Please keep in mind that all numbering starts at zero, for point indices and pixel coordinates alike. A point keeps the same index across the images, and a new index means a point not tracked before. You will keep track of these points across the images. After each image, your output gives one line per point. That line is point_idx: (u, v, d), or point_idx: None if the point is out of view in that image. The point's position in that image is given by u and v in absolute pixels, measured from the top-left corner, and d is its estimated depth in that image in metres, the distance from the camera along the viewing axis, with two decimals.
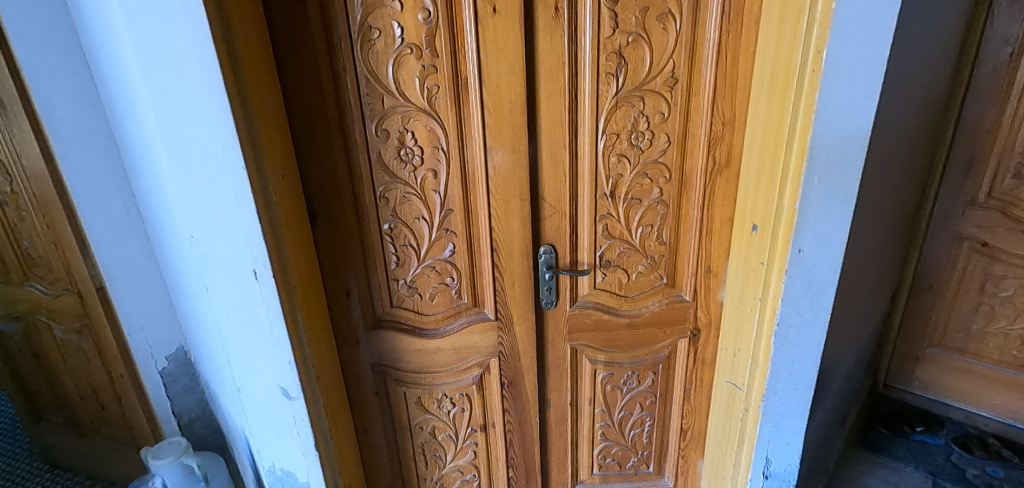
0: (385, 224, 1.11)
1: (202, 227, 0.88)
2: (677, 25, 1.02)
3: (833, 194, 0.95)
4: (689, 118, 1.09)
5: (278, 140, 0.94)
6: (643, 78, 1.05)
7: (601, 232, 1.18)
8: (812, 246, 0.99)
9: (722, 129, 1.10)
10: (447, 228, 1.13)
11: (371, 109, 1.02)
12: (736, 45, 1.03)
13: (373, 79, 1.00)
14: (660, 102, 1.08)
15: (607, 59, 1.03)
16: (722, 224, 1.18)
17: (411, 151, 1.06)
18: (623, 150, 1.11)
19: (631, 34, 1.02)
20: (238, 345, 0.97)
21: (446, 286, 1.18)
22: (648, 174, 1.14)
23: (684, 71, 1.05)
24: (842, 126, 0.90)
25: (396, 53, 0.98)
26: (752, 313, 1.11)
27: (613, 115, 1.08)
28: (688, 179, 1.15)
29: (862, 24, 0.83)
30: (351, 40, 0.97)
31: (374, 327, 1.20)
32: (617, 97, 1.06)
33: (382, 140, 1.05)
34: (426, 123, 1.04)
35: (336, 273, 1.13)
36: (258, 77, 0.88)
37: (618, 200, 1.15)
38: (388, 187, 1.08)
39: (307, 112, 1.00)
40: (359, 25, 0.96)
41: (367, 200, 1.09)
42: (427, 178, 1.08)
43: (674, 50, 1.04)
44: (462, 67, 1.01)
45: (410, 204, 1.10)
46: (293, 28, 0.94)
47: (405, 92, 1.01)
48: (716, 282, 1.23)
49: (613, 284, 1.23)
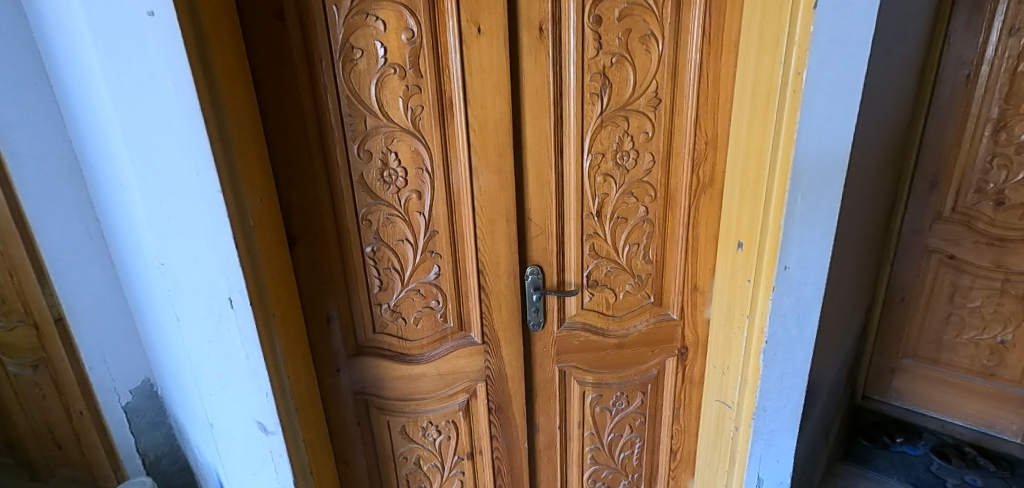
0: (368, 247, 1.08)
1: (174, 254, 0.83)
2: (660, 46, 1.03)
3: (816, 211, 0.96)
4: (673, 138, 1.10)
5: (256, 163, 0.91)
6: (628, 98, 1.06)
7: (587, 252, 1.17)
8: (797, 263, 1.00)
9: (705, 148, 1.11)
10: (432, 250, 1.10)
11: (353, 129, 1.00)
12: (717, 66, 1.05)
13: (355, 99, 0.98)
14: (645, 122, 1.08)
15: (592, 80, 1.04)
16: (706, 242, 1.18)
17: (395, 173, 1.03)
18: (609, 169, 1.11)
19: (615, 55, 1.03)
20: (211, 379, 0.91)
21: (431, 310, 1.15)
22: (634, 193, 1.14)
23: (667, 91, 1.07)
24: (823, 145, 0.92)
25: (379, 73, 0.97)
26: (739, 330, 1.12)
27: (599, 134, 1.08)
28: (673, 198, 1.15)
29: (837, 47, 0.86)
30: (332, 59, 0.95)
31: (355, 354, 1.16)
32: (602, 117, 1.07)
33: (365, 162, 1.02)
34: (410, 144, 1.02)
35: (317, 299, 1.09)
36: (235, 98, 0.85)
37: (604, 219, 1.15)
38: (371, 209, 1.05)
39: (287, 133, 0.97)
40: (340, 44, 0.94)
41: (349, 223, 1.06)
42: (411, 199, 1.06)
43: (657, 71, 1.05)
44: (447, 87, 1.00)
45: (394, 226, 1.07)
46: (271, 47, 0.91)
47: (388, 112, 1.00)
48: (702, 299, 1.23)
49: (601, 304, 1.22)
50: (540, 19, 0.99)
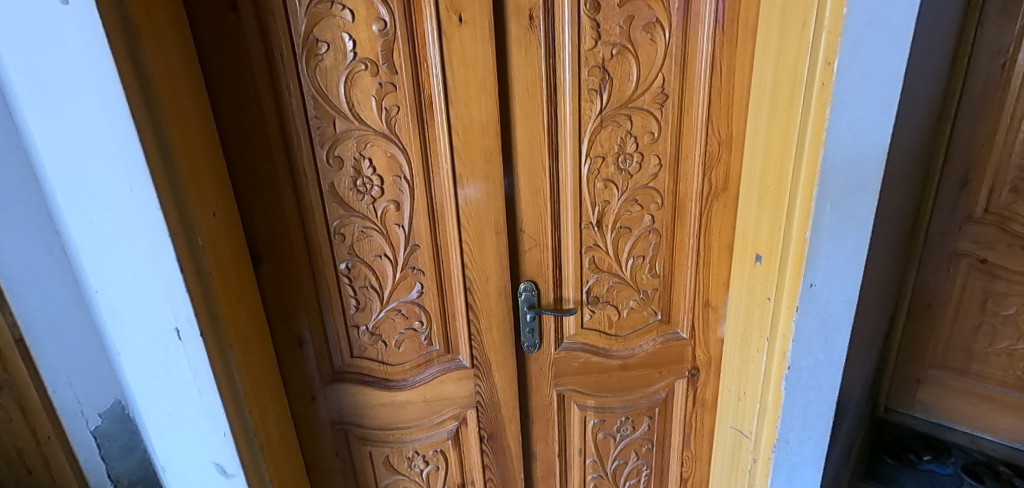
0: (342, 264, 0.97)
1: (109, 280, 0.72)
2: (667, 35, 0.91)
3: (846, 221, 0.84)
4: (682, 139, 0.98)
5: (207, 174, 0.80)
6: (630, 95, 0.94)
7: (587, 266, 1.06)
8: (825, 279, 0.88)
9: (717, 149, 0.99)
10: (414, 266, 0.99)
11: (320, 134, 0.89)
12: (732, 57, 0.93)
13: (322, 99, 0.87)
14: (650, 121, 0.96)
15: (590, 74, 0.92)
16: (720, 253, 1.07)
17: (369, 181, 0.92)
18: (610, 174, 0.99)
19: (615, 46, 0.91)
20: (161, 418, 0.81)
21: (414, 332, 1.04)
22: (638, 200, 1.02)
23: (675, 87, 0.95)
24: (856, 145, 0.80)
25: (348, 71, 0.86)
26: (758, 353, 1.00)
27: (598, 136, 0.96)
28: (682, 205, 1.03)
29: (876, 32, 0.73)
30: (294, 54, 0.84)
31: (332, 381, 1.05)
32: (601, 116, 0.95)
33: (335, 170, 0.91)
34: (386, 148, 0.91)
35: (287, 321, 0.99)
36: (179, 100, 0.73)
37: (606, 229, 1.03)
38: (344, 222, 0.94)
39: (246, 139, 0.86)
40: (302, 36, 0.83)
41: (320, 237, 0.95)
42: (389, 210, 0.95)
43: (663, 63, 0.93)
44: (426, 84, 0.88)
45: (370, 241, 0.96)
46: (224, 42, 0.81)
47: (360, 114, 0.88)
48: (715, 316, 1.12)
49: (603, 323, 1.11)
50: (530, 6, 0.87)
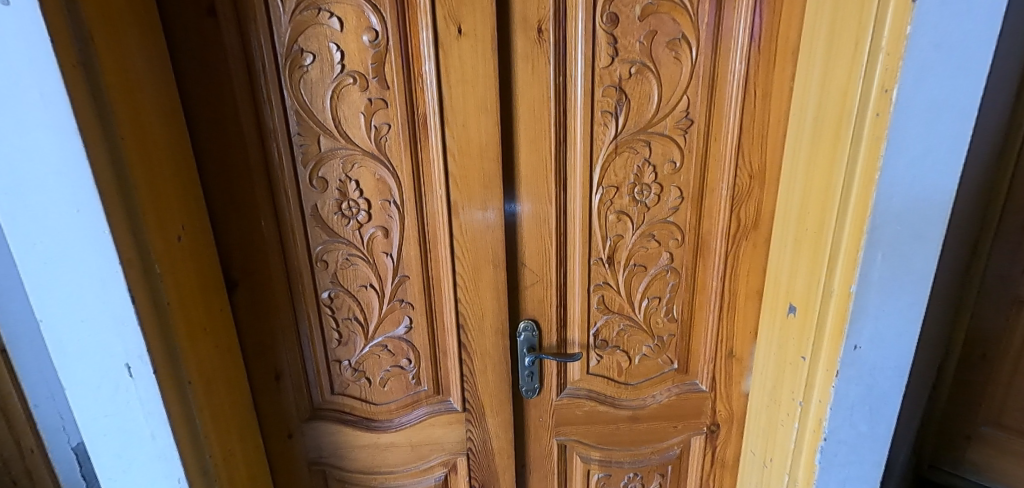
0: (325, 293, 0.89)
1: (54, 310, 0.65)
2: (694, 53, 0.81)
3: (900, 276, 0.71)
4: (708, 169, 0.87)
5: (174, 193, 0.73)
6: (649, 119, 0.84)
7: (595, 306, 0.95)
8: (872, 341, 0.75)
9: (748, 183, 0.87)
10: (402, 299, 0.90)
11: (303, 152, 0.81)
12: (768, 80, 0.81)
13: (305, 114, 0.79)
14: (672, 149, 0.86)
15: (604, 95, 0.82)
16: (747, 299, 0.94)
17: (356, 206, 0.84)
18: (624, 205, 0.88)
19: (634, 65, 0.81)
20: (109, 460, 0.73)
21: (400, 370, 0.95)
22: (656, 235, 0.91)
23: (701, 112, 0.84)
24: (918, 187, 0.67)
25: (335, 85, 0.78)
26: (788, 418, 0.87)
27: (611, 163, 0.86)
28: (704, 244, 0.92)
29: (945, 56, 0.61)
30: (277, 66, 0.76)
31: (310, 418, 0.96)
32: (616, 141, 0.85)
33: (319, 192, 0.83)
34: (375, 170, 0.82)
35: (263, 353, 0.91)
36: (141, 113, 0.66)
37: (617, 266, 0.92)
38: (327, 248, 0.86)
39: (223, 156, 0.79)
40: (285, 46, 0.76)
41: (301, 264, 0.87)
42: (376, 237, 0.86)
43: (688, 84, 0.82)
44: (420, 102, 0.80)
45: (355, 270, 0.88)
46: (202, 52, 0.74)
47: (348, 132, 0.81)
48: (739, 368, 0.99)
49: (611, 369, 0.99)
50: (538, 18, 0.78)
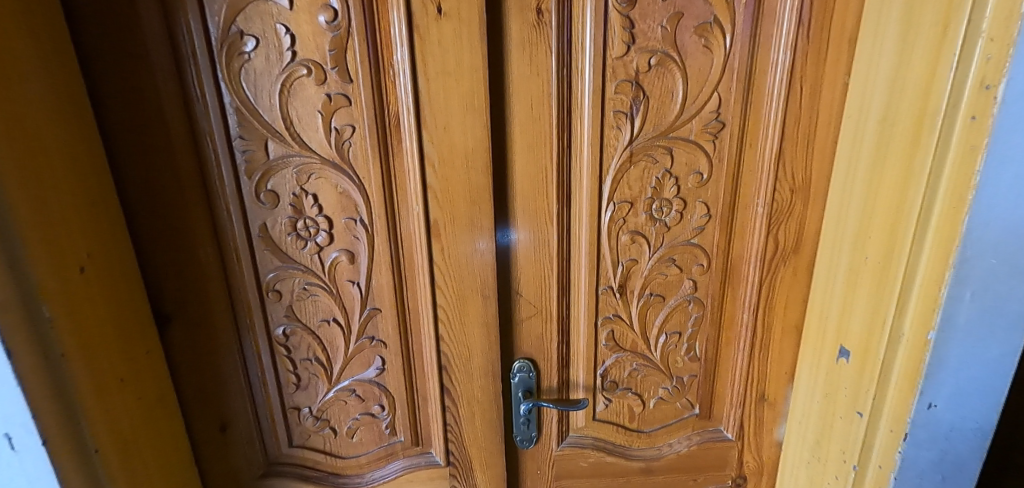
0: (278, 329, 0.74)
1: None
2: (729, 41, 0.66)
3: (988, 319, 0.56)
4: (741, 182, 0.72)
5: (73, 208, 0.56)
6: (671, 121, 0.69)
7: (604, 342, 0.80)
8: (951, 399, 0.59)
9: (788, 199, 0.72)
10: (373, 336, 0.75)
11: (246, 159, 0.66)
12: (816, 74, 0.67)
13: (249, 113, 0.64)
14: (699, 157, 0.71)
15: (617, 92, 0.67)
16: (783, 335, 0.80)
17: (314, 225, 0.69)
18: (639, 225, 0.74)
19: (654, 55, 0.66)
20: None
21: (372, 418, 0.80)
22: (677, 260, 0.76)
23: (735, 113, 0.69)
24: (1022, 209, 0.51)
25: (286, 77, 0.63)
26: (837, 481, 0.72)
27: (626, 175, 0.71)
28: (734, 270, 0.77)
29: None
30: (211, 52, 0.61)
31: (265, 475, 0.81)
32: (631, 148, 0.70)
33: (268, 208, 0.68)
34: (336, 182, 0.67)
35: (206, 399, 0.76)
36: (20, 102, 0.49)
37: (630, 296, 0.78)
38: (280, 276, 0.71)
39: (146, 164, 0.64)
40: (220, 28, 0.60)
41: (248, 295, 0.72)
42: (339, 262, 0.71)
43: (721, 79, 0.67)
44: (392, 99, 0.65)
45: (315, 302, 0.73)
46: (114, 33, 0.59)
47: (302, 136, 0.65)
48: (772, 413, 0.84)
49: (622, 415, 0.84)
50: None
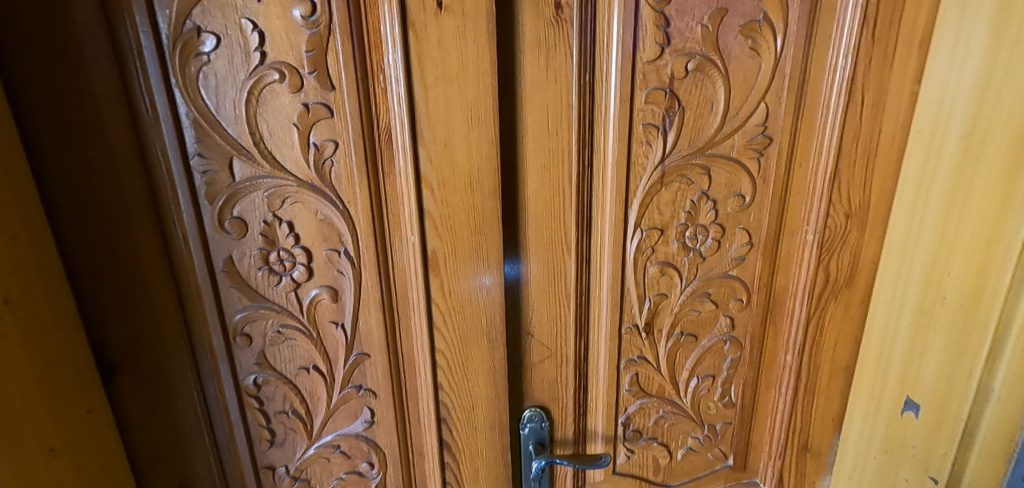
0: (249, 378, 0.63)
1: None
2: (780, 42, 0.56)
3: None
4: (788, 206, 0.63)
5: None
6: (709, 136, 0.59)
7: (627, 387, 0.70)
8: None
9: (842, 226, 0.63)
10: (360, 384, 0.64)
11: (207, 181, 0.55)
12: (881, 81, 0.57)
13: (211, 126, 0.53)
14: (741, 178, 0.61)
15: (648, 101, 0.57)
16: (831, 378, 0.70)
17: (290, 258, 0.58)
18: (670, 255, 0.64)
19: (693, 58, 0.56)
20: None
21: (360, 477, 0.69)
22: (712, 295, 0.66)
23: (783, 126, 0.59)
24: None
25: (254, 83, 0.52)
26: None
27: (655, 197, 0.61)
28: (776, 305, 0.67)
29: None
30: (161, 52, 0.50)
31: None
32: (663, 167, 0.60)
33: (234, 238, 0.57)
34: (315, 208, 0.57)
35: (164, 463, 0.63)
36: None
37: (658, 335, 0.67)
38: (249, 317, 0.60)
39: (84, 187, 0.52)
40: (173, 23, 0.49)
41: (211, 340, 0.61)
42: (320, 301, 0.60)
43: (768, 87, 0.58)
44: (381, 110, 0.54)
45: (291, 346, 0.62)
46: (34, 25, 0.47)
47: (275, 153, 0.55)
48: (815, 465, 0.74)
49: (645, 468, 0.74)
50: None
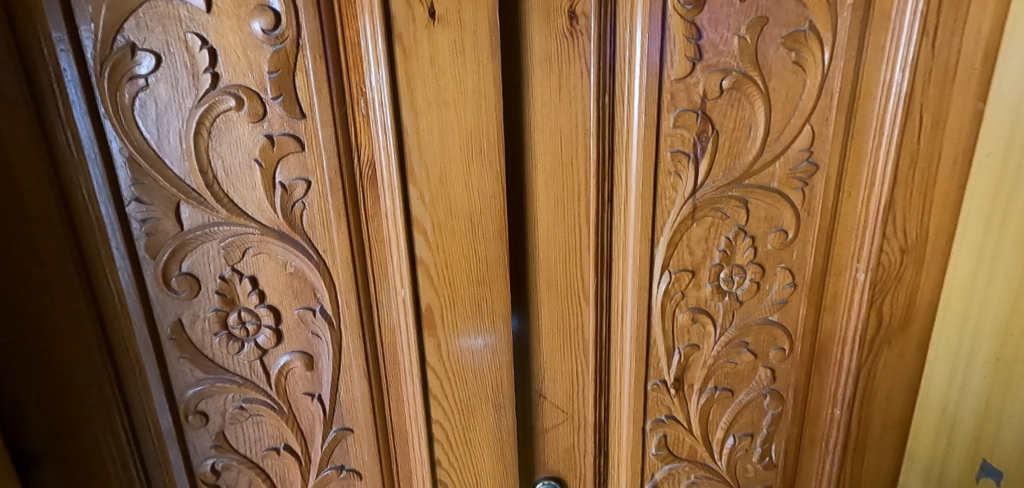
0: (206, 463, 0.52)
1: None
2: (827, 56, 0.48)
3: None
4: (835, 241, 0.55)
5: None
6: (747, 164, 0.51)
7: (654, 452, 0.60)
8: None
9: (897, 263, 0.54)
10: (342, 464, 0.54)
11: (147, 231, 0.44)
12: (942, 100, 0.49)
13: (152, 165, 0.43)
14: (783, 211, 0.53)
15: (677, 125, 0.49)
16: (883, 432, 0.61)
17: (253, 320, 0.48)
18: (702, 300, 0.55)
19: (728, 74, 0.48)
20: None
21: None
22: (750, 344, 0.57)
23: (831, 150, 0.51)
24: None
25: (204, 112, 0.42)
26: None
27: (686, 235, 0.52)
28: (822, 353, 0.59)
29: None
30: (87, 75, 0.40)
31: None
32: (695, 200, 0.51)
33: (183, 298, 0.47)
34: (284, 260, 0.47)
35: None
36: None
37: (689, 392, 0.58)
38: (204, 392, 0.50)
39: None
40: (100, 40, 0.39)
41: (158, 420, 0.50)
42: (292, 370, 0.50)
43: (814, 107, 0.50)
44: (362, 142, 0.45)
45: (257, 424, 0.51)
46: None
47: (233, 196, 0.45)
48: None
49: None
50: None
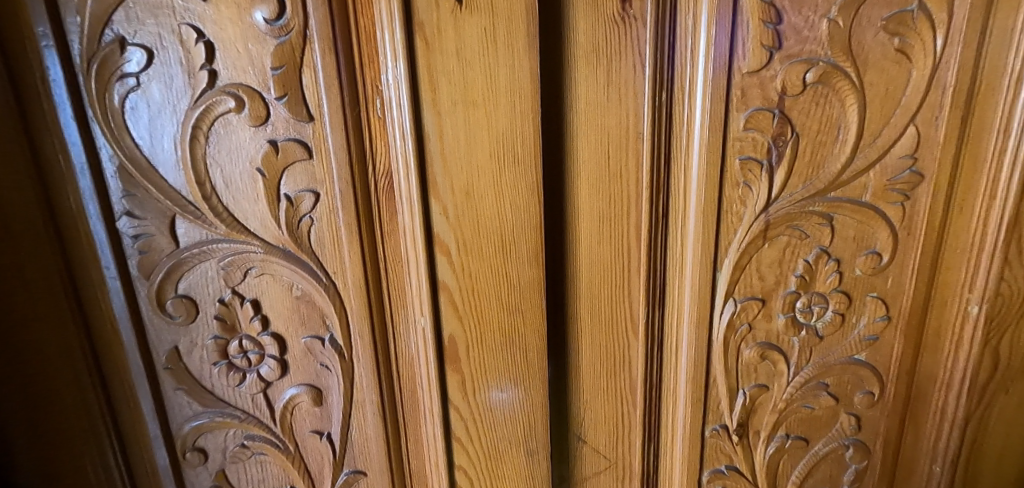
0: None
1: None
2: (940, 42, 0.39)
3: None
4: (939, 266, 0.45)
5: None
6: (834, 173, 0.42)
7: None
8: None
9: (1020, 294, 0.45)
10: None
11: (140, 248, 0.40)
12: None
13: (144, 174, 0.38)
14: (877, 230, 0.44)
15: (749, 128, 0.41)
16: None
17: (256, 349, 0.43)
18: (774, 334, 0.46)
19: (813, 66, 0.40)
20: None
21: None
22: (831, 386, 0.48)
23: (940, 157, 0.42)
24: None
25: (201, 114, 0.37)
26: None
27: (756, 257, 0.44)
28: (919, 399, 0.49)
29: None
30: (73, 74, 0.36)
31: None
32: (768, 215, 0.43)
33: (179, 324, 0.42)
34: (289, 282, 0.41)
35: None
36: None
37: (755, 440, 0.49)
38: (203, 427, 0.44)
39: None
40: (86, 34, 0.35)
41: (154, 456, 0.45)
42: (298, 405, 0.44)
43: (920, 105, 0.41)
44: (377, 148, 0.39)
45: (261, 463, 0.46)
46: None
47: (233, 210, 0.40)
48: None
49: None
50: None
